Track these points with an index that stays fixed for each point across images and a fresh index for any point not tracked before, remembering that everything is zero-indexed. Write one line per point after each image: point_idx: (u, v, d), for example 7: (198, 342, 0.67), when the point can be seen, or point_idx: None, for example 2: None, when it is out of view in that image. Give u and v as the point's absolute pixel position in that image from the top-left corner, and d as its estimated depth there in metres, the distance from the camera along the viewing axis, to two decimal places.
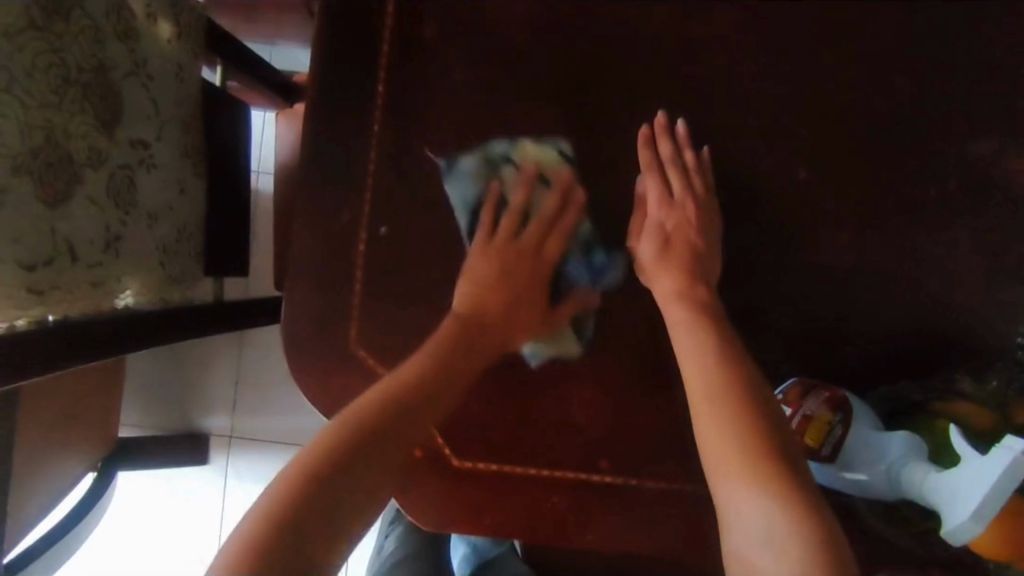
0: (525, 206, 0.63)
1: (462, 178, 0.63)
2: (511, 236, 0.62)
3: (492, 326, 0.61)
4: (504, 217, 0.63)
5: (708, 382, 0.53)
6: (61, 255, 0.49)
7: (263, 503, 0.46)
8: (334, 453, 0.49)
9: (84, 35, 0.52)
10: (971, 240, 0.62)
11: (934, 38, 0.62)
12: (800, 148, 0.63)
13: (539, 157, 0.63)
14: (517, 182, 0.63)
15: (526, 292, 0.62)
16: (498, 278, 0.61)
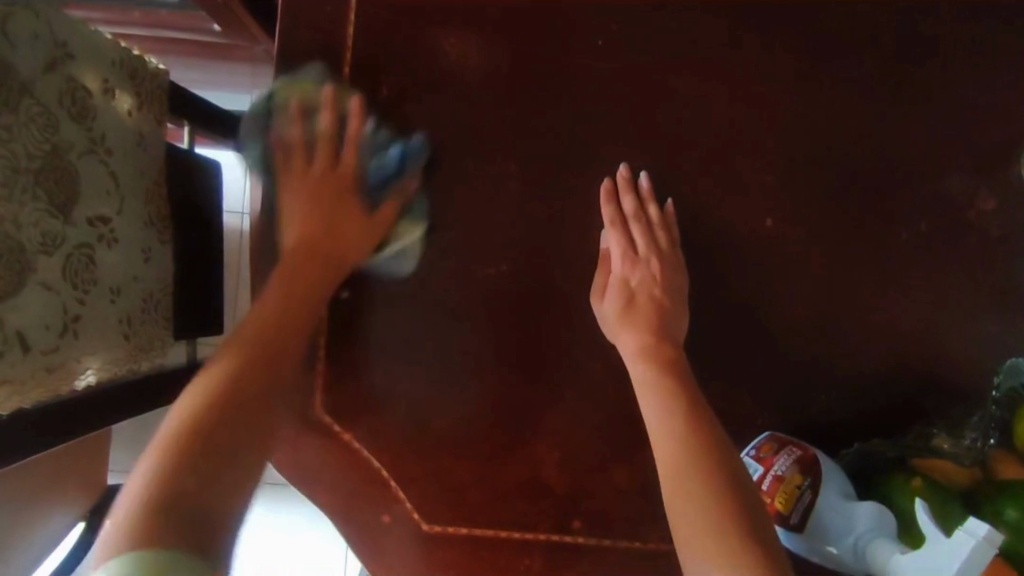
0: (335, 129, 0.61)
1: (247, 142, 0.62)
2: (328, 164, 0.61)
3: (338, 249, 0.60)
4: (339, 153, 0.61)
5: (675, 449, 0.51)
6: (11, 346, 0.49)
7: (140, 476, 0.40)
8: (200, 415, 0.45)
9: (34, 124, 0.52)
10: (945, 283, 0.61)
11: (898, 80, 0.61)
12: (766, 196, 0.62)
13: (302, 85, 0.62)
14: (348, 110, 0.61)
15: (341, 207, 0.60)
16: (317, 197, 0.60)
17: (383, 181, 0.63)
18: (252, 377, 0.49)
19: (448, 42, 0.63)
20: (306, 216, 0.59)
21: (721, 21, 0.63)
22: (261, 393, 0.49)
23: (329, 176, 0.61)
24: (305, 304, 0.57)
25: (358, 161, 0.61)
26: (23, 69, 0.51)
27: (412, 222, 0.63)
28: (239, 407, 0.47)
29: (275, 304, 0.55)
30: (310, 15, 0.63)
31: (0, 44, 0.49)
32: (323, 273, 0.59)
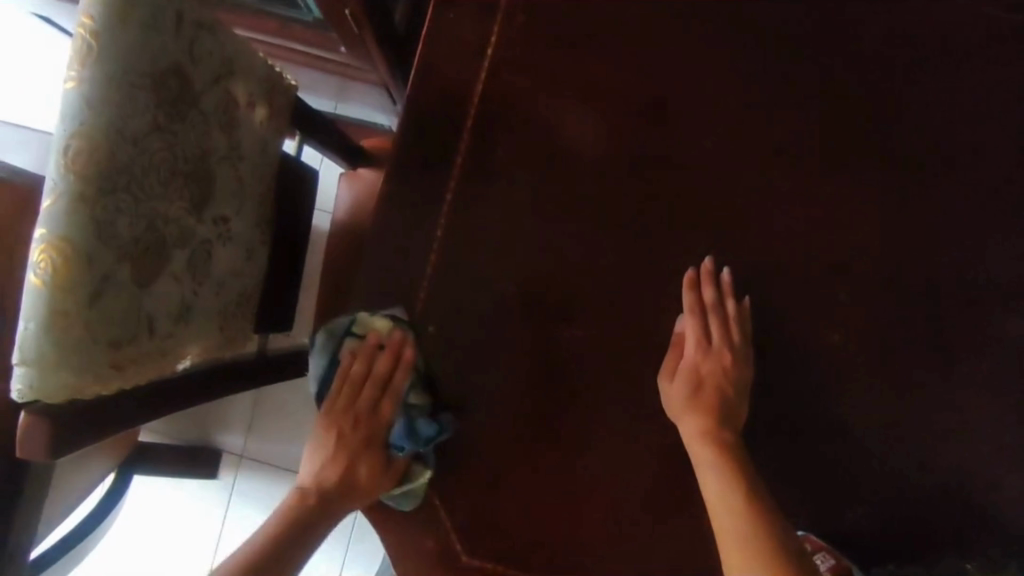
0: (391, 376, 0.67)
1: (315, 359, 0.69)
2: (354, 396, 0.68)
3: (362, 399, 0.68)
4: (381, 398, 0.68)
5: (734, 528, 0.57)
6: (142, 331, 0.53)
7: None
8: None
9: (194, 130, 0.57)
10: (995, 418, 0.66)
11: (984, 225, 0.66)
12: (840, 308, 0.67)
13: (377, 328, 0.67)
14: (360, 349, 0.68)
15: (364, 454, 0.68)
16: (341, 448, 0.68)
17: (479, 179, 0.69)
18: (299, 526, 0.64)
19: (567, 113, 0.69)
20: (349, 363, 0.68)
21: (823, 136, 0.68)
22: (285, 560, 0.62)
23: (367, 414, 0.68)
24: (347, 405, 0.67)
25: (389, 423, 0.68)
26: (197, 82, 0.56)
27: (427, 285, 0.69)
28: None
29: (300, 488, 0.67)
30: (447, 65, 0.69)
31: (185, 59, 0.54)
32: (363, 402, 0.68)
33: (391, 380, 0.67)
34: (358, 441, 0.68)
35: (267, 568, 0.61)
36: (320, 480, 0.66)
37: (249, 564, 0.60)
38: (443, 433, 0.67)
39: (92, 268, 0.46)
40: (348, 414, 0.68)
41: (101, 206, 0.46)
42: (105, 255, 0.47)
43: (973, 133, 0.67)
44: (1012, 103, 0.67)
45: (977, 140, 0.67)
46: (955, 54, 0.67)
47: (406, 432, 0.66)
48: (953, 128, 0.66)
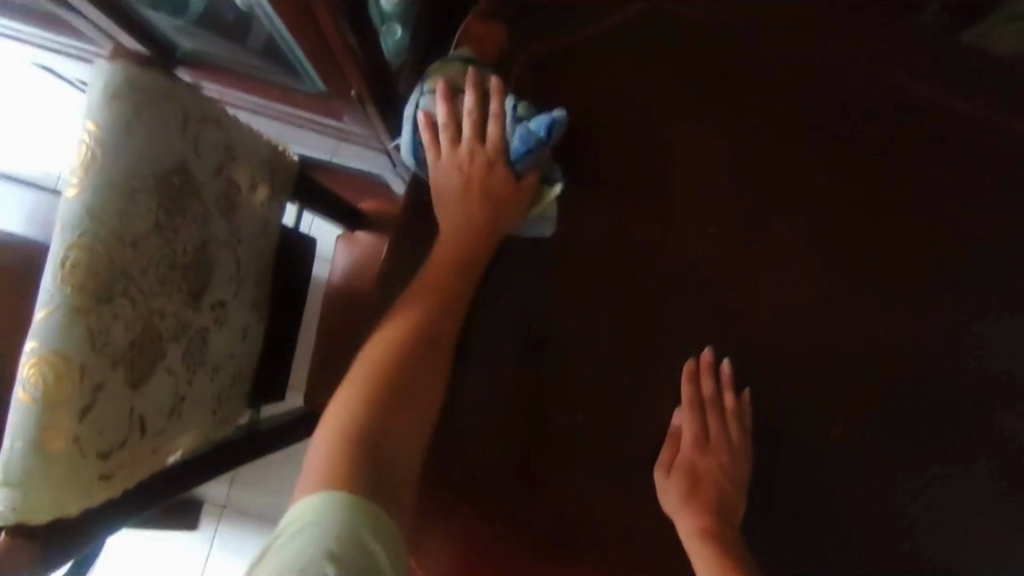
0: (484, 112, 0.63)
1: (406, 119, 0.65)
2: (486, 172, 0.62)
3: (492, 194, 0.63)
4: (489, 121, 0.63)
5: None
6: (134, 434, 0.51)
7: (321, 453, 0.53)
8: (350, 408, 0.56)
9: (195, 222, 0.56)
10: (990, 518, 0.67)
11: (982, 327, 0.68)
12: (838, 403, 0.68)
13: (450, 73, 0.65)
14: (436, 99, 0.64)
15: (482, 199, 0.62)
16: (466, 202, 0.63)
17: (525, 150, 0.63)
18: (424, 339, 0.60)
19: (571, 201, 0.69)
20: (450, 116, 0.63)
21: (819, 235, 0.70)
22: (416, 369, 0.59)
23: (471, 158, 0.63)
24: (469, 259, 0.63)
25: (503, 136, 0.63)
26: (200, 175, 0.55)
27: (549, 188, 0.65)
28: (362, 441, 0.54)
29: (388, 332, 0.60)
30: None
31: (190, 155, 0.53)
32: (463, 149, 0.63)
33: (492, 154, 0.63)
34: (467, 210, 0.63)
35: (411, 423, 0.57)
36: (423, 300, 0.61)
37: (382, 399, 0.57)
38: (558, 125, 0.62)
39: (84, 381, 0.45)
40: (452, 204, 0.63)
41: (98, 315, 0.45)
42: (100, 363, 0.46)
43: (964, 237, 0.69)
44: (1004, 209, 0.69)
45: (974, 243, 0.69)
46: (950, 160, 0.69)
47: (525, 136, 0.62)
48: (947, 231, 0.69)
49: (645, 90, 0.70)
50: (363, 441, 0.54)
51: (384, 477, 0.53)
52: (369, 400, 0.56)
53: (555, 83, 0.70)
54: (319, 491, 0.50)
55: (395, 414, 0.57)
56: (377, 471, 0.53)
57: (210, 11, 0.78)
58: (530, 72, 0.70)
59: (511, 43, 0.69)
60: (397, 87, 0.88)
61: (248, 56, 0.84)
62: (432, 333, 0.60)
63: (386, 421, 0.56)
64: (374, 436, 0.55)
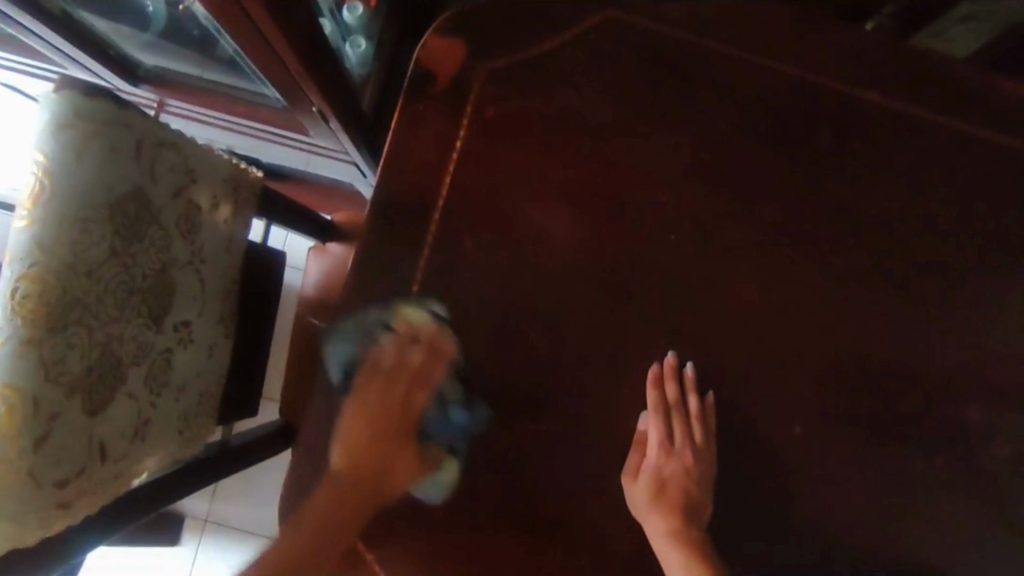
0: (424, 358, 0.67)
1: None
2: (399, 362, 0.66)
3: (405, 380, 0.66)
4: (418, 364, 0.67)
5: None
6: (93, 461, 0.51)
7: (240, 564, 0.59)
8: (272, 560, 0.59)
9: (152, 246, 0.56)
10: (948, 511, 0.69)
11: (937, 325, 0.70)
12: (800, 404, 0.69)
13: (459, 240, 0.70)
14: (388, 339, 0.67)
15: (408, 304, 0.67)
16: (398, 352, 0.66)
17: (384, 305, 0.69)
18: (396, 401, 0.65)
19: (535, 212, 0.70)
20: (382, 354, 0.67)
21: (780, 238, 0.70)
22: (371, 488, 0.65)
23: (395, 369, 0.66)
24: (372, 462, 0.65)
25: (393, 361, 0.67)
26: (156, 199, 0.55)
27: (417, 313, 0.67)
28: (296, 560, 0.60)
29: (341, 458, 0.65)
30: (413, 163, 0.70)
31: (145, 180, 0.53)
32: (407, 347, 0.67)
33: (401, 366, 0.66)
34: (394, 394, 0.66)
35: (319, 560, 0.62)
36: (378, 421, 0.65)
37: (338, 522, 0.64)
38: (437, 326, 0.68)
39: (36, 412, 0.45)
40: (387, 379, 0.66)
41: (50, 345, 0.46)
42: (54, 393, 0.46)
43: (923, 237, 0.70)
44: (960, 208, 0.70)
45: (928, 244, 0.70)
46: (904, 161, 0.71)
47: (396, 354, 0.67)
48: (903, 231, 0.70)
49: (605, 99, 0.71)
50: (284, 570, 0.59)
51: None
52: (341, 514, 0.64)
53: (515, 94, 0.70)
54: None
55: (318, 522, 0.62)
56: (296, 566, 0.60)
57: (170, 14, 0.80)
58: (489, 83, 0.70)
59: (468, 58, 0.70)
60: (360, 101, 0.88)
61: (209, 63, 0.85)
62: (360, 510, 0.65)
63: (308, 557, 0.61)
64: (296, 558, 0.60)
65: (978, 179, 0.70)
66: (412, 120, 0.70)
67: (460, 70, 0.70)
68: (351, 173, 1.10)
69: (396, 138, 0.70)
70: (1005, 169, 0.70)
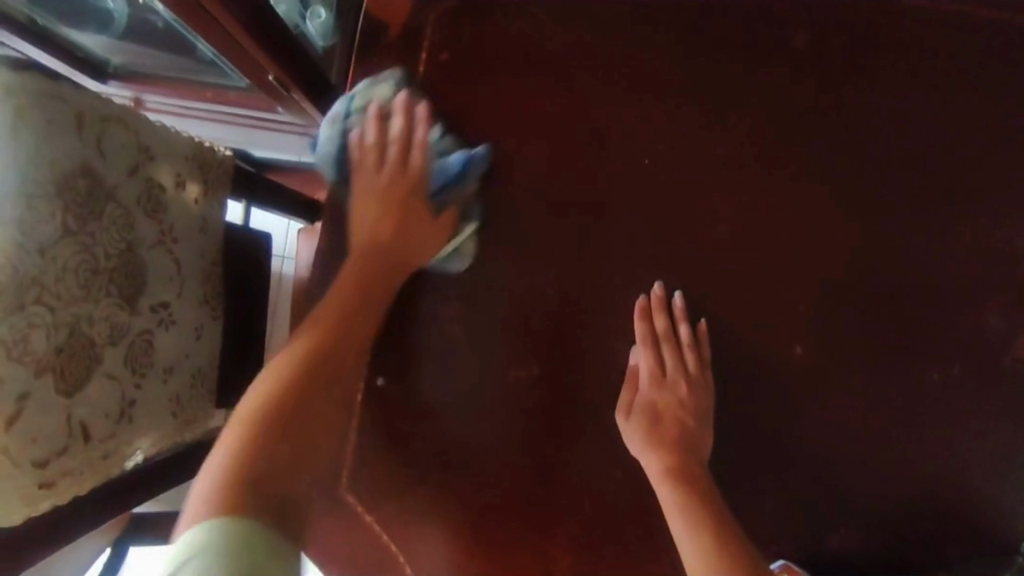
0: (412, 131, 0.65)
1: (328, 129, 0.66)
2: (378, 161, 0.65)
3: (363, 315, 0.61)
4: (408, 156, 0.65)
5: (705, 566, 0.54)
6: (75, 441, 0.52)
7: (233, 429, 0.51)
8: (257, 425, 0.51)
9: (113, 225, 0.56)
10: (972, 421, 0.65)
11: (941, 226, 0.65)
12: (800, 324, 0.66)
13: (382, 94, 0.66)
14: (395, 114, 0.65)
15: (403, 235, 0.64)
16: (388, 217, 0.64)
17: (444, 186, 0.66)
18: (329, 345, 0.58)
19: (504, 156, 0.68)
20: (378, 140, 0.65)
21: (762, 152, 0.67)
22: (327, 423, 0.56)
23: (398, 176, 0.65)
24: (342, 359, 0.59)
25: (426, 156, 0.65)
26: (109, 176, 0.55)
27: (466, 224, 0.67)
28: (261, 443, 0.51)
29: (259, 393, 0.55)
30: None
31: (93, 156, 0.53)
32: (366, 327, 0.62)
33: (414, 135, 0.65)
34: (382, 256, 0.63)
35: (318, 447, 0.54)
36: (321, 336, 0.58)
37: (273, 437, 0.52)
38: (448, 272, 0.67)
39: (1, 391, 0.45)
40: (354, 316, 0.61)
41: (10, 324, 0.46)
42: (20, 372, 0.46)
43: (920, 133, 0.66)
44: (958, 100, 0.66)
45: (923, 140, 0.66)
46: (888, 55, 0.66)
47: (444, 173, 0.66)
48: (894, 130, 0.66)
49: (565, 29, 0.68)
50: (274, 425, 0.52)
51: (281, 459, 0.51)
52: (262, 438, 0.51)
53: (470, 36, 0.68)
54: (236, 458, 0.49)
55: (300, 467, 0.52)
56: (284, 480, 0.50)
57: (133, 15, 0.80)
58: (443, 27, 0.68)
59: (418, 5, 0.68)
60: (329, 72, 0.87)
61: (186, 62, 0.86)
62: (331, 350, 0.58)
63: (305, 427, 0.54)
64: (288, 433, 0.53)
65: (977, 63, 0.66)
66: (369, 76, 0.69)
67: (411, 17, 0.68)
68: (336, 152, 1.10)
69: (354, 96, 0.69)
70: (1007, 49, 0.65)
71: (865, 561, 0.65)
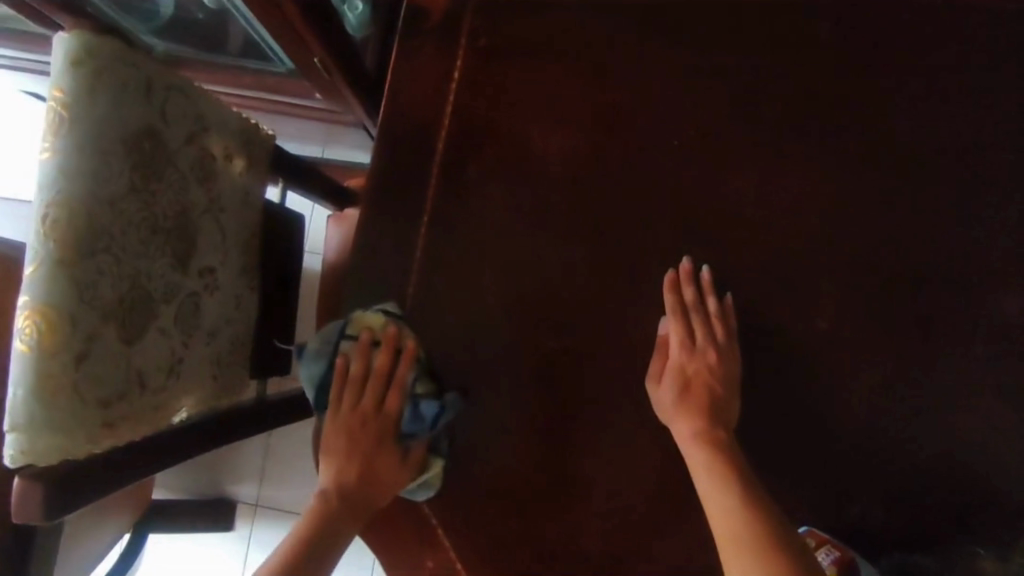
0: (393, 369, 0.67)
1: (307, 361, 0.69)
2: (353, 400, 0.67)
3: (379, 469, 0.67)
4: (387, 392, 0.67)
5: (733, 521, 0.56)
6: (132, 388, 0.54)
7: None
8: None
9: (171, 188, 0.59)
10: (992, 396, 0.67)
11: (960, 208, 0.68)
12: (823, 300, 0.68)
13: (370, 323, 0.68)
14: (378, 351, 0.67)
15: (376, 462, 0.67)
16: (378, 397, 0.67)
17: (412, 430, 0.68)
18: (326, 536, 0.63)
19: (539, 137, 0.71)
20: (347, 364, 0.68)
21: (787, 135, 0.70)
22: (328, 532, 0.63)
23: (366, 415, 0.67)
24: (343, 503, 0.65)
25: (399, 407, 0.67)
26: (170, 141, 0.58)
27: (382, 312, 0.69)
28: None
29: (285, 552, 0.61)
30: (414, 100, 0.72)
31: (157, 120, 0.56)
32: (359, 476, 0.66)
33: (392, 373, 0.67)
34: (366, 441, 0.67)
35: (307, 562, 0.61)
36: (318, 526, 0.63)
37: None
38: (447, 413, 0.67)
39: (74, 331, 0.48)
40: (361, 475, 0.66)
41: (82, 268, 0.48)
42: (89, 315, 0.49)
43: (939, 119, 0.69)
44: (976, 88, 0.68)
45: (943, 126, 0.69)
46: (909, 44, 0.69)
47: (413, 418, 0.67)
48: (915, 115, 0.69)
49: (598, 16, 0.71)
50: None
51: None
52: None
53: (508, 22, 0.72)
54: None
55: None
56: None
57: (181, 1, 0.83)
58: (482, 13, 0.72)
59: None
60: (364, 60, 0.90)
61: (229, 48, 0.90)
62: (330, 525, 0.63)
63: (303, 563, 0.60)
64: (284, 570, 0.59)
65: (993, 52, 0.69)
66: (410, 59, 0.72)
67: (452, 3, 0.72)
68: (365, 144, 1.14)
69: (396, 77, 0.72)
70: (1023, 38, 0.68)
71: (886, 531, 0.67)
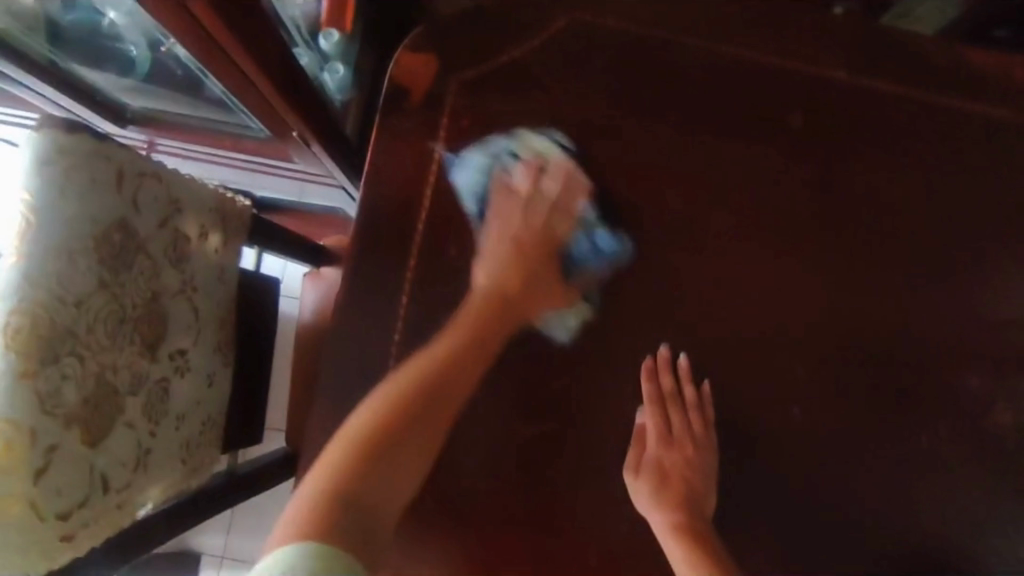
0: (557, 196, 0.70)
1: (466, 167, 0.70)
2: (522, 209, 0.69)
3: (526, 300, 0.68)
4: (558, 215, 0.70)
5: None
6: (94, 493, 0.52)
7: (312, 486, 0.57)
8: (347, 459, 0.59)
9: (143, 274, 0.57)
10: (960, 483, 0.68)
11: (927, 297, 0.70)
12: (796, 386, 0.69)
13: (540, 149, 0.70)
14: (520, 167, 0.70)
15: (527, 302, 0.68)
16: (524, 262, 0.68)
17: (580, 261, 0.69)
18: (438, 384, 0.63)
19: None
20: (516, 183, 0.69)
21: (760, 222, 0.71)
22: (449, 402, 0.63)
23: (529, 224, 0.69)
24: (460, 374, 0.65)
25: (570, 231, 0.69)
26: (143, 228, 0.57)
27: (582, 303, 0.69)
28: (344, 498, 0.57)
29: (359, 428, 0.61)
30: (394, 177, 0.72)
31: (130, 210, 0.55)
32: (504, 330, 0.67)
33: (559, 201, 0.70)
34: (526, 274, 0.68)
35: (400, 468, 0.60)
36: (432, 375, 0.64)
37: (364, 462, 0.59)
38: (619, 257, 0.70)
39: (33, 443, 0.46)
40: (503, 311, 0.67)
41: (44, 375, 0.47)
42: (51, 425, 0.47)
43: (907, 209, 0.71)
44: (941, 181, 0.71)
45: (910, 216, 0.71)
46: (877, 136, 0.71)
47: (587, 250, 0.69)
48: (883, 206, 0.71)
49: (577, 100, 0.72)
50: (350, 497, 0.57)
51: (377, 487, 0.59)
52: (343, 487, 0.57)
53: (488, 103, 0.72)
54: (319, 507, 0.55)
55: (380, 475, 0.59)
56: (357, 502, 0.57)
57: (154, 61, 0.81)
58: (462, 94, 0.72)
59: (440, 72, 0.72)
60: (342, 124, 0.90)
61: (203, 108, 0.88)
62: (412, 398, 0.62)
63: (387, 452, 0.60)
64: (373, 453, 0.59)
65: (955, 147, 0.71)
66: (390, 136, 0.72)
67: (433, 83, 0.72)
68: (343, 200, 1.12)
69: (375, 155, 0.72)
70: (986, 133, 0.71)
71: None
